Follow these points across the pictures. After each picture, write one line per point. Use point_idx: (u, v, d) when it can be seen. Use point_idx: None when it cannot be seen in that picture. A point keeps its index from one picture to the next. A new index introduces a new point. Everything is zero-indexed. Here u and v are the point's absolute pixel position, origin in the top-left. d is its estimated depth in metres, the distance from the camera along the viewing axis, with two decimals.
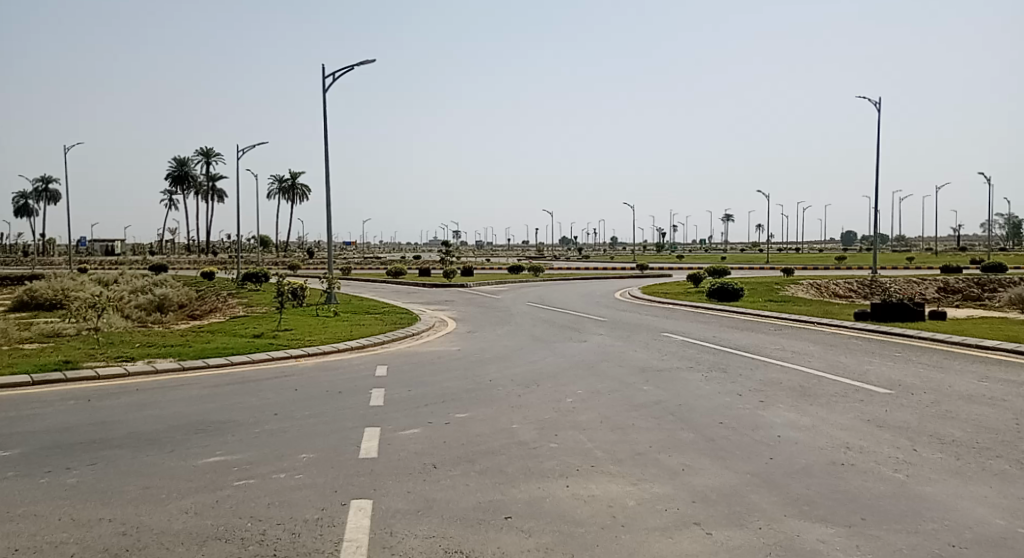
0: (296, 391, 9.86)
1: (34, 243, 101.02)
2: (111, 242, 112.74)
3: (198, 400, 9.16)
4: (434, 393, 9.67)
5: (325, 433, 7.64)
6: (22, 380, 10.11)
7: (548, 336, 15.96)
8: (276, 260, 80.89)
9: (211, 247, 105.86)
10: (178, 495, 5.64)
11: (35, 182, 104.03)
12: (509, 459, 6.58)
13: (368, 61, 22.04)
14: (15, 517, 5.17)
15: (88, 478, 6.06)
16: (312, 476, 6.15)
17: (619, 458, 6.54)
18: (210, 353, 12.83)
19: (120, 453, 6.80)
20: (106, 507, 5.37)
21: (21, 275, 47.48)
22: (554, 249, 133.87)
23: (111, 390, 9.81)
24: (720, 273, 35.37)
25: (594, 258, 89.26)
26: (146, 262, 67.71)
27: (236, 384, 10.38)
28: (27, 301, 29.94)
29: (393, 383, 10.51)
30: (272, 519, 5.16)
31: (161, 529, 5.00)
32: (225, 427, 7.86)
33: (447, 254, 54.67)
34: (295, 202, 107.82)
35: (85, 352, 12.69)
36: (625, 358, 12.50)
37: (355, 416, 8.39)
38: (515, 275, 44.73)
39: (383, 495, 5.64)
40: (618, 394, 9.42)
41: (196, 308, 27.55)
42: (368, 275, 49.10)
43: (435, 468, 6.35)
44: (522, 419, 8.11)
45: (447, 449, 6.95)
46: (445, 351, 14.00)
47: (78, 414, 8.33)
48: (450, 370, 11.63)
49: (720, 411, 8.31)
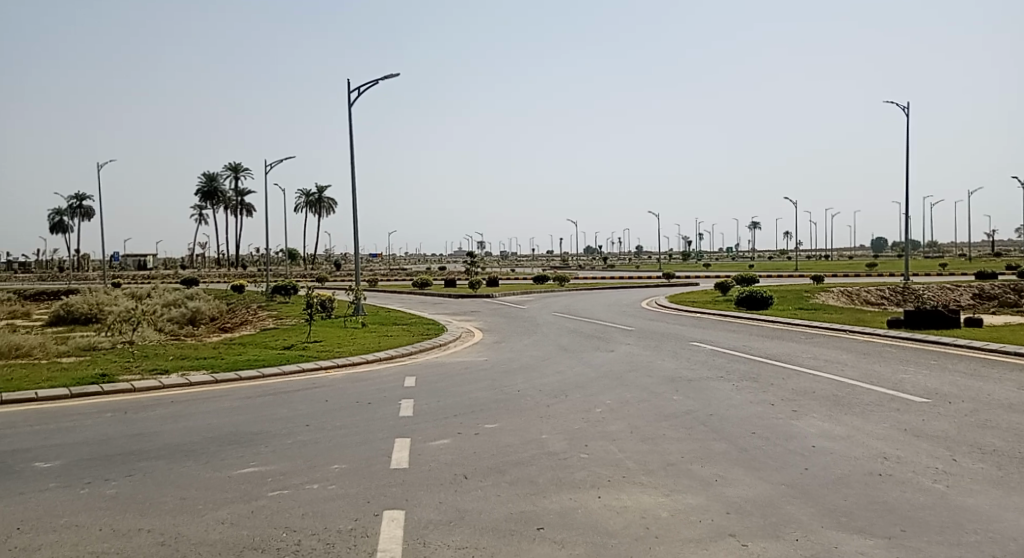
0: (327, 403, 9.96)
1: (70, 259, 103.65)
2: (143, 256, 114.77)
3: (231, 413, 9.28)
4: (463, 404, 9.69)
5: (356, 443, 7.70)
6: (61, 393, 10.34)
7: (575, 346, 15.96)
8: (304, 273, 82.10)
9: (242, 261, 107.50)
10: (213, 506, 5.71)
11: (69, 200, 106.20)
12: (539, 470, 6.57)
13: (393, 76, 22.94)
14: (57, 528, 5.27)
15: (125, 490, 6.15)
16: (344, 487, 6.20)
17: (651, 468, 6.50)
18: (242, 366, 12.96)
19: (156, 464, 6.93)
20: (146, 518, 5.46)
21: (58, 290, 48.78)
22: (578, 259, 133.92)
23: (147, 403, 9.99)
24: (750, 280, 35.08)
25: (619, 268, 89.06)
26: (179, 276, 69.21)
27: (268, 396, 10.51)
28: (63, 315, 30.72)
29: (422, 394, 10.55)
30: (307, 530, 5.21)
31: (199, 538, 5.08)
32: (258, 438, 7.97)
33: (472, 265, 55.00)
34: (322, 214, 109.07)
35: (121, 366, 12.91)
36: (653, 368, 12.41)
37: (385, 427, 8.44)
38: (542, 285, 44.84)
39: (415, 505, 5.68)
40: (648, 404, 9.37)
41: (226, 320, 28.00)
42: (394, 286, 49.42)
43: (466, 479, 6.37)
44: (551, 429, 8.10)
45: (477, 460, 6.95)
46: (473, 362, 14.01)
47: (115, 426, 8.50)
48: (479, 380, 11.67)
49: (752, 421, 8.22)
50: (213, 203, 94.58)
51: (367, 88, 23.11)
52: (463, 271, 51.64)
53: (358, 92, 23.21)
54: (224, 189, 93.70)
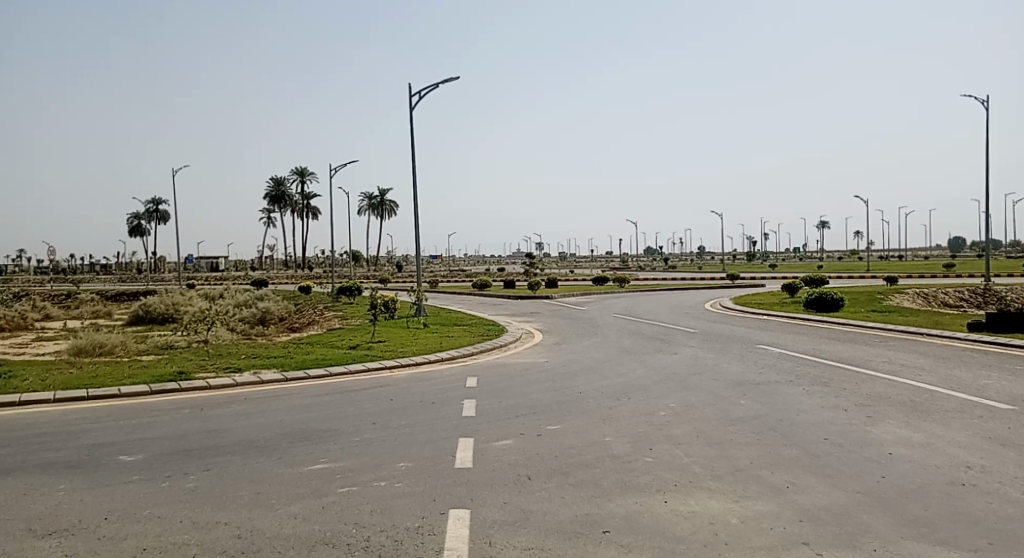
0: (392, 402, 10.12)
1: (148, 261, 108.39)
2: (215, 258, 119.01)
3: (300, 410, 9.53)
4: (525, 405, 9.70)
5: (421, 442, 7.81)
6: (141, 389, 10.81)
7: (638, 348, 15.79)
8: (367, 274, 83.63)
9: (307, 263, 110.30)
10: (286, 501, 5.88)
11: (148, 204, 111.06)
12: (604, 472, 6.52)
13: (452, 79, 23.34)
14: (141, 519, 5.51)
15: (203, 483, 6.40)
16: (411, 485, 6.29)
17: (720, 473, 6.38)
18: (310, 365, 13.33)
19: (231, 459, 7.18)
20: (224, 512, 5.66)
21: (137, 291, 51.13)
22: (638, 260, 132.57)
23: (222, 399, 10.36)
24: (819, 281, 34.07)
25: (681, 269, 87.69)
26: (250, 277, 71.62)
27: (335, 394, 10.76)
28: (142, 315, 32.13)
29: (484, 395, 10.61)
30: (376, 526, 5.31)
31: (273, 532, 5.23)
32: (327, 435, 8.17)
33: (532, 267, 55.11)
34: (383, 216, 111.02)
35: (197, 364, 13.44)
36: (718, 371, 12.18)
37: (448, 427, 8.52)
38: (603, 287, 44.55)
39: (480, 505, 5.72)
40: (714, 408, 9.19)
41: (294, 320, 28.77)
42: (455, 288, 49.89)
43: (530, 479, 6.38)
44: (615, 432, 8.04)
45: (541, 462, 6.95)
46: (534, 363, 14.03)
47: (193, 422, 8.85)
48: (541, 382, 11.67)
49: (824, 427, 7.97)
50: (280, 206, 97.43)
51: (427, 92, 23.57)
52: (522, 272, 51.72)
53: (419, 96, 23.68)
54: (291, 193, 96.45)
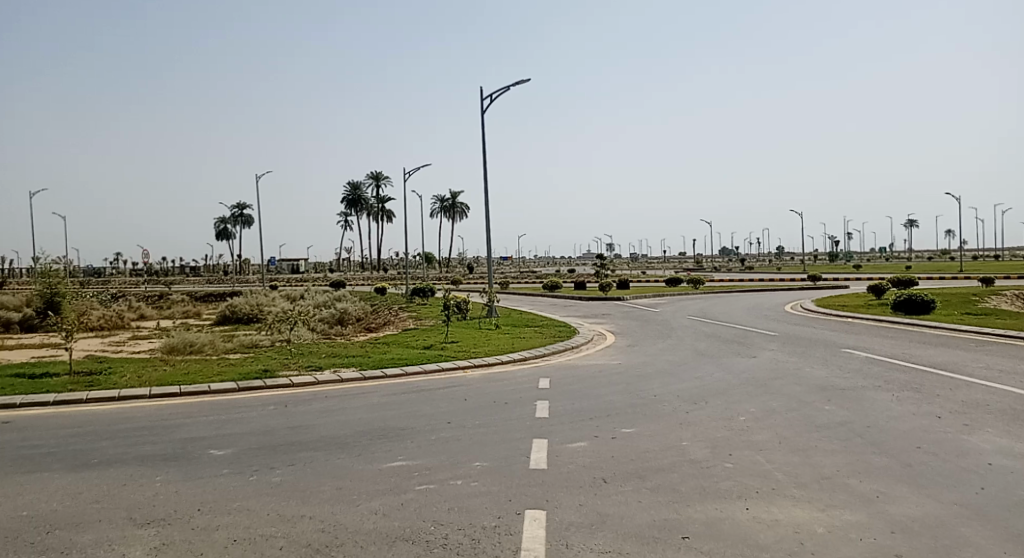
0: (467, 402, 10.22)
1: (233, 264, 113.15)
2: (295, 261, 123.14)
3: (378, 409, 9.75)
4: (599, 408, 9.63)
5: (496, 442, 7.86)
6: (229, 386, 11.29)
7: (714, 351, 15.45)
8: (440, 276, 84.94)
9: (382, 264, 112.77)
10: (367, 497, 6.03)
11: (233, 209, 115.89)
12: (682, 477, 6.41)
13: (523, 81, 23.64)
14: (231, 511, 5.75)
15: (288, 478, 6.63)
16: (487, 484, 6.33)
17: (804, 481, 6.17)
18: (387, 364, 13.62)
19: (314, 455, 7.40)
20: (308, 506, 5.85)
21: (224, 292, 53.49)
22: (713, 261, 129.76)
23: (304, 397, 10.70)
24: (907, 283, 32.58)
25: (758, 270, 85.38)
26: (328, 279, 73.79)
27: (410, 394, 10.96)
28: (229, 315, 33.55)
29: (558, 396, 10.59)
30: (454, 524, 5.38)
31: (355, 527, 5.37)
32: (404, 433, 8.32)
33: (604, 268, 54.75)
34: (455, 218, 112.43)
35: (280, 363, 13.93)
36: (800, 376, 11.78)
37: (523, 428, 8.55)
38: (676, 288, 43.85)
39: (556, 507, 5.71)
40: (797, 414, 8.90)
41: (370, 320, 29.47)
42: (526, 289, 50.09)
43: (606, 482, 6.33)
44: (692, 437, 7.89)
45: (617, 465, 6.89)
46: (608, 365, 13.93)
47: (277, 418, 9.18)
48: (615, 384, 11.57)
49: (916, 435, 7.61)
50: (357, 209, 100.02)
51: (499, 94, 23.94)
52: (593, 273, 51.47)
53: (490, 98, 24.07)
54: (366, 196, 98.88)
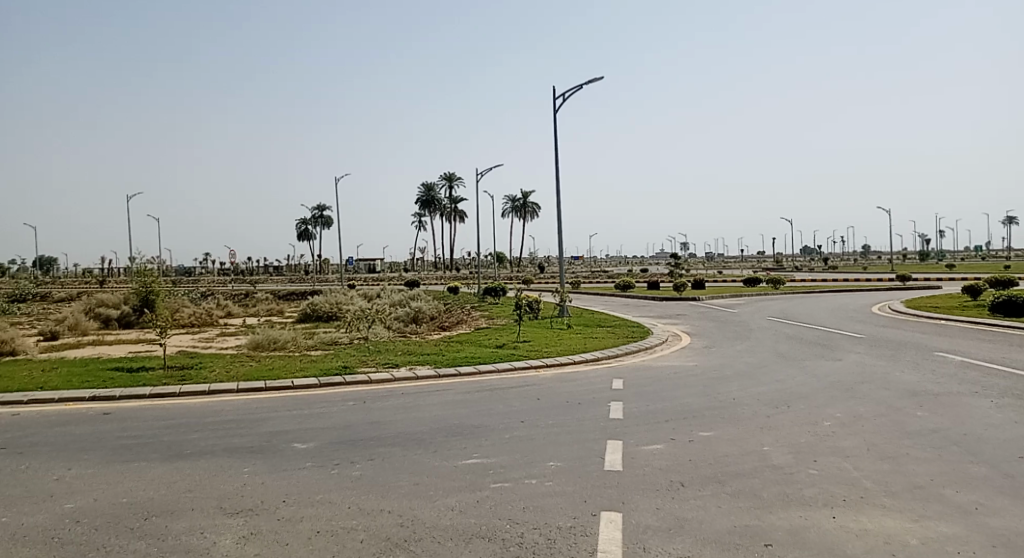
0: (540, 401, 10.22)
1: (313, 263, 116.82)
2: (371, 261, 126.14)
3: (453, 406, 9.86)
4: (676, 410, 9.47)
5: (571, 442, 7.83)
6: (311, 382, 11.65)
7: (796, 353, 14.96)
8: (512, 275, 85.29)
9: (456, 264, 114.06)
10: (444, 493, 6.10)
11: (313, 210, 119.63)
12: (763, 483, 6.22)
13: (596, 80, 22.67)
14: (314, 503, 5.93)
15: (367, 472, 6.79)
16: (562, 484, 6.32)
17: (894, 490, 5.90)
18: (461, 363, 13.77)
19: (392, 450, 7.55)
20: (386, 500, 5.96)
21: (305, 291, 55.26)
22: (793, 261, 125.62)
23: (381, 394, 10.94)
24: (1006, 284, 30.71)
25: (841, 270, 82.17)
26: (403, 278, 75.39)
27: (484, 392, 11.05)
28: (310, 313, 34.63)
29: (633, 397, 10.46)
30: (529, 523, 5.38)
31: (432, 522, 5.45)
32: (479, 431, 8.39)
33: (679, 268, 53.76)
34: (528, 218, 112.75)
35: (359, 359, 14.29)
36: (889, 380, 11.27)
37: (597, 428, 8.49)
38: (755, 288, 42.67)
39: (633, 509, 5.64)
40: (886, 420, 8.51)
41: (444, 319, 29.88)
42: (599, 289, 49.76)
43: (684, 486, 6.21)
44: (773, 442, 7.65)
45: (694, 468, 6.74)
46: (684, 366, 13.68)
47: (356, 414, 9.42)
48: (691, 386, 11.35)
49: (1018, 444, 7.15)
50: (431, 210, 101.66)
51: (571, 94, 23.20)
52: (668, 273, 50.67)
53: (563, 98, 23.36)
54: (440, 198, 100.28)
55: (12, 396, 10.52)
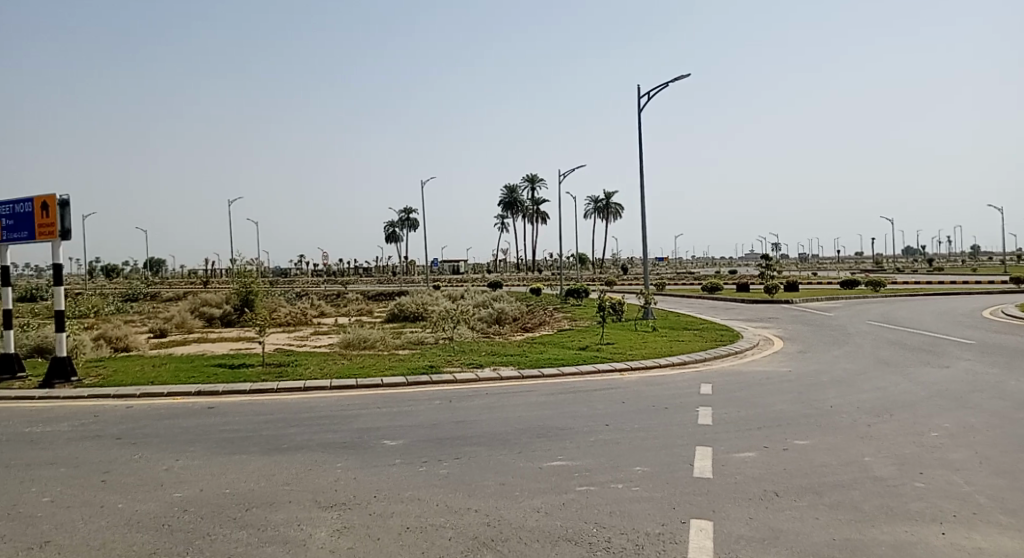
0: (626, 405, 10.09)
1: (399, 264, 119.65)
2: (455, 262, 128.07)
3: (538, 407, 9.87)
4: (768, 417, 9.15)
5: (658, 447, 7.69)
6: (399, 381, 11.91)
7: (897, 359, 14.19)
8: (595, 277, 84.71)
9: (539, 265, 114.28)
10: (530, 494, 6.11)
11: (400, 213, 122.60)
12: (864, 495, 5.93)
13: (684, 77, 22.56)
14: (404, 499, 6.05)
15: (454, 471, 6.87)
16: (649, 490, 6.21)
17: (1012, 508, 5.49)
18: (545, 364, 13.78)
19: (478, 450, 7.62)
20: (473, 499, 6.02)
21: (392, 291, 56.62)
22: (892, 262, 119.34)
23: (466, 393, 11.08)
24: None
25: (946, 271, 77.44)
26: (486, 279, 76.18)
27: (569, 394, 11.00)
28: (397, 313, 35.48)
29: (722, 403, 10.18)
30: (616, 528, 5.31)
31: (519, 523, 5.46)
32: (564, 433, 8.36)
33: (769, 269, 51.99)
34: (611, 218, 111.76)
35: (445, 359, 14.52)
36: (1003, 389, 10.52)
37: (685, 434, 8.31)
38: (852, 291, 40.79)
39: (724, 518, 5.48)
40: (1001, 432, 7.95)
41: (528, 320, 29.98)
42: (686, 290, 48.79)
43: (778, 496, 5.99)
44: (875, 452, 7.27)
45: (789, 478, 6.49)
46: (775, 372, 13.22)
47: (442, 413, 9.57)
48: (784, 392, 10.94)
49: None
50: (514, 212, 102.31)
51: (657, 92, 23.24)
52: (757, 275, 49.10)
53: (648, 96, 23.39)
54: (523, 199, 100.74)
55: (127, 390, 11.26)
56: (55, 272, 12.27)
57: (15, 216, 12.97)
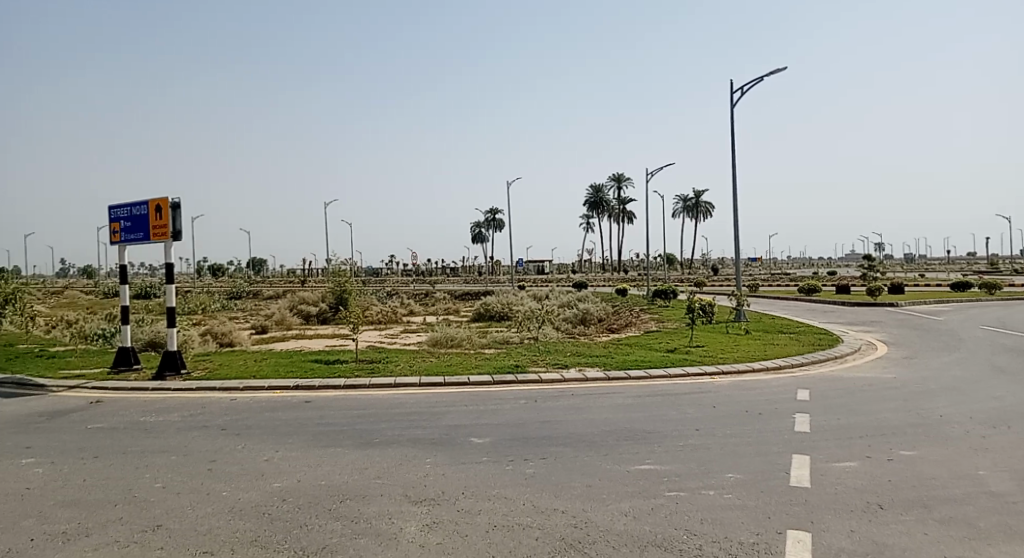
0: (716, 409, 9.81)
1: (485, 264, 120.91)
2: (540, 262, 128.30)
3: (625, 410, 9.74)
4: (870, 425, 8.69)
5: (752, 454, 7.44)
6: (486, 379, 12.02)
7: (1016, 367, 13.20)
8: (683, 277, 82.95)
9: (626, 266, 112.97)
10: (618, 498, 6.03)
11: (486, 214, 123.96)
12: (980, 512, 5.54)
13: (780, 70, 21.66)
14: (491, 498, 6.09)
15: (541, 471, 6.87)
16: (742, 497, 6.01)
17: None
18: (632, 366, 13.59)
19: (564, 451, 7.59)
20: (560, 500, 6.00)
21: (478, 291, 57.23)
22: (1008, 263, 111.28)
23: (553, 393, 11.05)
24: None
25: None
26: (571, 279, 75.87)
27: (657, 397, 10.80)
28: (482, 312, 35.86)
29: (819, 409, 9.75)
30: (708, 536, 5.17)
31: (607, 526, 5.39)
32: (652, 437, 8.21)
33: (870, 271, 49.46)
34: (700, 217, 109.19)
35: (530, 359, 14.55)
36: None
37: (780, 441, 8.00)
38: (963, 294, 38.28)
39: (823, 530, 5.24)
40: None
41: (613, 321, 29.68)
42: (779, 292, 47.06)
43: (882, 509, 5.67)
44: (991, 466, 6.78)
45: (894, 490, 6.14)
46: (878, 378, 12.56)
47: (529, 412, 9.58)
48: (888, 400, 10.37)
49: None
50: (599, 211, 101.56)
51: (750, 88, 22.33)
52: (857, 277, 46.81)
53: (740, 91, 22.53)
54: (609, 199, 99.82)
55: (231, 383, 11.85)
56: (167, 271, 13.06)
57: (133, 218, 13.90)
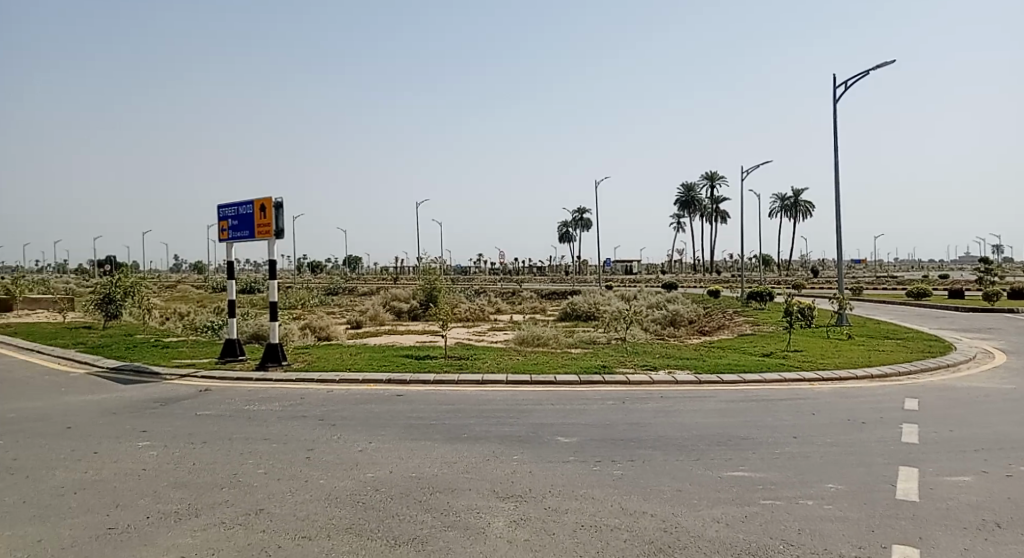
0: (816, 417, 9.40)
1: (573, 264, 120.54)
2: (629, 262, 126.73)
3: (717, 414, 9.47)
4: (986, 439, 8.12)
5: (854, 464, 7.09)
6: (573, 379, 11.98)
7: None
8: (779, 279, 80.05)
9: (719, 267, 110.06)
10: (710, 504, 5.87)
11: (574, 213, 123.60)
12: None
13: (887, 64, 21.17)
14: (578, 497, 6.06)
15: (629, 473, 6.78)
16: (843, 509, 5.74)
17: None
18: (724, 369, 13.22)
19: (654, 454, 7.46)
20: (649, 503, 5.90)
21: (566, 291, 57.11)
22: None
23: (642, 395, 10.89)
24: None
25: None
26: (660, 280, 74.56)
27: (751, 402, 10.46)
28: (570, 312, 35.78)
29: (929, 420, 9.18)
30: (806, 547, 4.97)
31: (698, 532, 5.27)
32: (746, 443, 7.96)
33: (987, 274, 46.17)
34: (799, 217, 105.07)
35: (618, 360, 14.41)
36: None
37: (885, 452, 7.58)
38: None
39: (933, 547, 4.93)
40: None
41: (704, 323, 28.99)
42: (884, 296, 44.65)
43: (1000, 527, 5.28)
44: None
45: (1014, 508, 5.70)
46: (995, 389, 11.71)
47: (617, 413, 9.48)
48: (1006, 412, 9.66)
49: None
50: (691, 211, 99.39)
51: (856, 81, 22.00)
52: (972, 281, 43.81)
53: (847, 85, 22.28)
54: (701, 198, 97.50)
55: (328, 375, 12.30)
56: (270, 267, 13.70)
57: (240, 217, 14.64)
